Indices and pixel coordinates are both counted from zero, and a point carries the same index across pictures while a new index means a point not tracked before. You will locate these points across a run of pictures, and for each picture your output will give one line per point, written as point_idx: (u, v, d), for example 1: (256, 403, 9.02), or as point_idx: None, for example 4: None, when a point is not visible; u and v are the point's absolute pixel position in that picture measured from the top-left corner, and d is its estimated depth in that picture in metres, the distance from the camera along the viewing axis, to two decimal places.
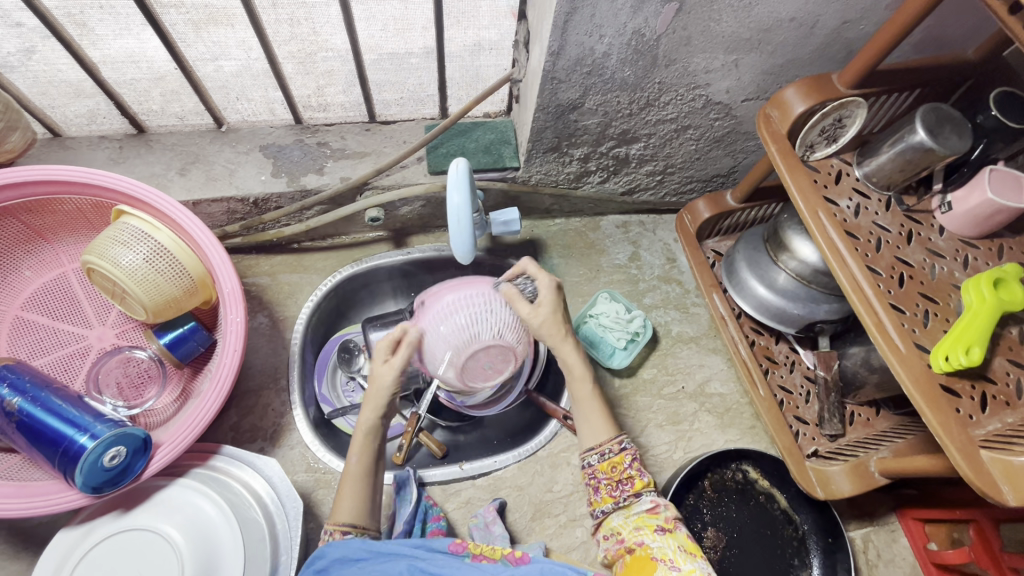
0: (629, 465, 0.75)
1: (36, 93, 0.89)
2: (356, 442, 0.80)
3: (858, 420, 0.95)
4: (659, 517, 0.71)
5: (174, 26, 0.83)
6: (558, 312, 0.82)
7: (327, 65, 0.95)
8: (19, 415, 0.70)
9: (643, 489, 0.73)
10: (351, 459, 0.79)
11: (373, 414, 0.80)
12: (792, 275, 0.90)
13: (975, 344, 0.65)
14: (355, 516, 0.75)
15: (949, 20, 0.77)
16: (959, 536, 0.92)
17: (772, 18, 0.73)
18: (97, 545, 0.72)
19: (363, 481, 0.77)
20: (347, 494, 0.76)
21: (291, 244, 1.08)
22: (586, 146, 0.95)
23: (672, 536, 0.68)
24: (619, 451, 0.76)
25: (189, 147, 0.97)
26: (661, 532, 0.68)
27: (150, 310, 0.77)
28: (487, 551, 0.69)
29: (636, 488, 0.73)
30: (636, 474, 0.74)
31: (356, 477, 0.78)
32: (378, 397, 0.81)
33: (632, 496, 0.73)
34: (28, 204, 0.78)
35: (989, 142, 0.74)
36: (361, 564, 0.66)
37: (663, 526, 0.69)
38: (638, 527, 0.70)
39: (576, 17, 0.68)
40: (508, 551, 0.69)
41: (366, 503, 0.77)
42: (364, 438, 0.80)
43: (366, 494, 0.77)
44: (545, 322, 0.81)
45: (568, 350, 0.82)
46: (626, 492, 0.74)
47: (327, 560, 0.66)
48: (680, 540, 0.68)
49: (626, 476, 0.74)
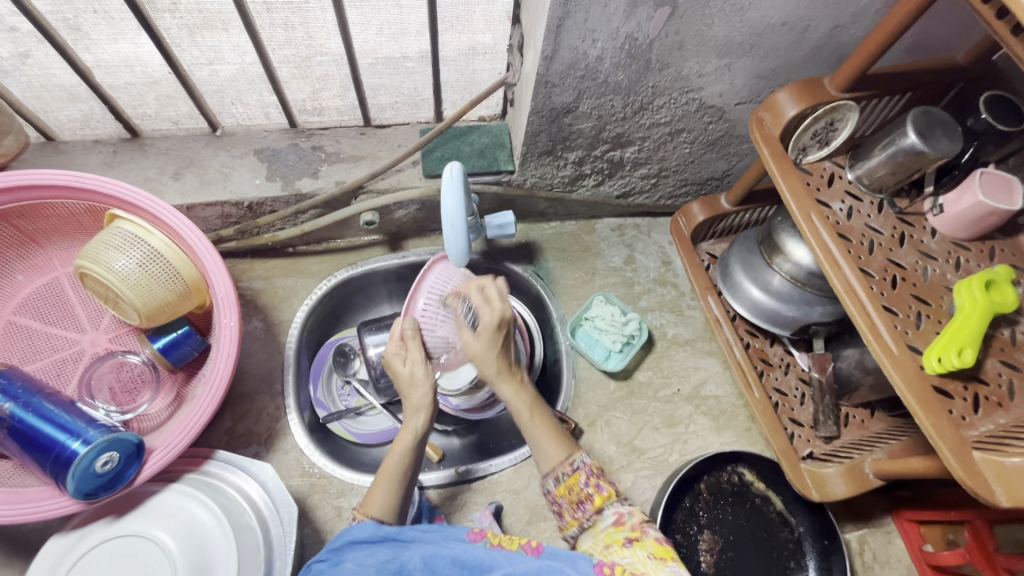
0: (586, 483, 0.74)
1: (29, 97, 0.89)
2: (400, 440, 0.79)
3: (853, 422, 0.96)
4: (625, 528, 0.69)
5: (167, 31, 0.83)
6: (496, 349, 0.82)
7: (321, 70, 0.94)
8: (10, 421, 0.70)
9: (605, 503, 0.72)
10: (392, 455, 0.78)
11: (420, 415, 0.79)
12: (786, 278, 0.90)
13: (967, 346, 0.65)
14: (384, 512, 0.73)
15: (939, 24, 0.77)
16: (954, 537, 0.92)
17: (764, 22, 0.73)
18: (90, 550, 0.71)
19: (401, 479, 0.76)
20: (382, 486, 0.75)
21: (286, 248, 1.08)
22: (581, 150, 0.95)
23: (641, 546, 0.65)
24: (574, 471, 0.75)
25: (184, 151, 0.97)
26: (628, 545, 0.66)
27: (143, 314, 0.76)
28: (504, 540, 0.66)
29: (597, 504, 0.72)
30: (595, 491, 0.74)
31: (393, 473, 0.76)
32: (418, 399, 0.81)
33: (595, 514, 0.72)
34: (21, 208, 0.77)
35: (979, 144, 0.75)
36: (374, 548, 0.65)
37: (630, 537, 0.67)
38: (606, 544, 0.68)
39: (570, 22, 0.68)
40: (523, 542, 0.66)
41: (398, 502, 0.75)
42: (408, 439, 0.79)
43: (398, 492, 0.75)
44: (482, 356, 0.82)
45: (503, 387, 0.81)
46: (588, 510, 0.73)
47: (342, 541, 0.66)
48: (649, 547, 0.65)
49: (585, 494, 0.74)
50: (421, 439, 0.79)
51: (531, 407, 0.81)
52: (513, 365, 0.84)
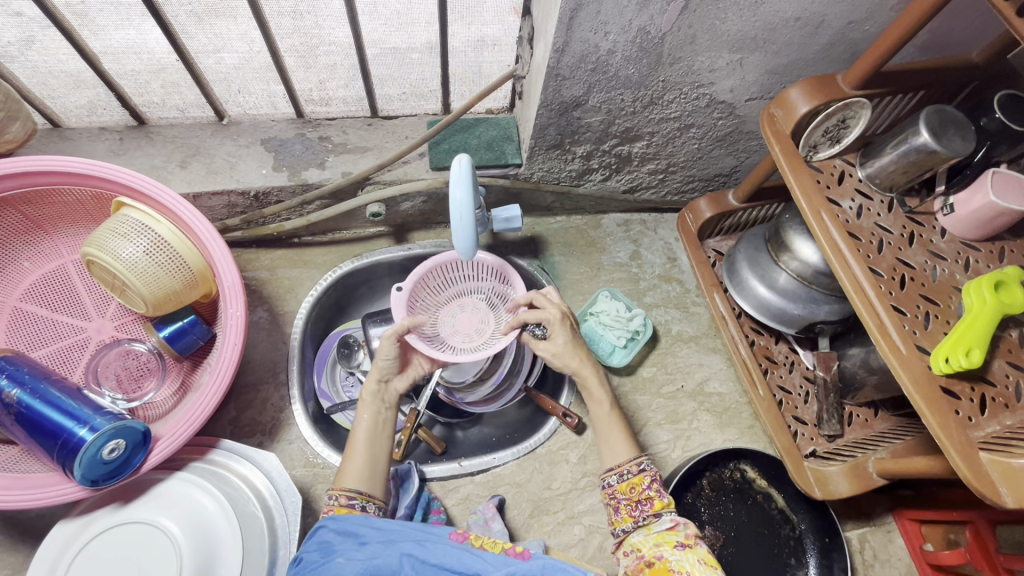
0: (649, 485, 0.75)
1: (36, 83, 0.89)
2: (360, 408, 0.82)
3: (857, 421, 0.96)
4: (678, 534, 0.70)
5: (175, 17, 0.84)
6: (574, 344, 0.83)
7: (328, 60, 0.97)
8: (18, 407, 0.70)
9: (664, 509, 0.73)
10: (356, 424, 0.80)
11: (372, 377, 0.83)
12: (793, 276, 0.90)
13: (975, 347, 0.65)
14: (361, 481, 0.76)
15: (955, 21, 0.77)
16: (955, 537, 0.92)
17: (778, 17, 0.73)
18: (96, 537, 0.72)
19: (368, 447, 0.78)
20: (353, 459, 0.77)
21: (292, 239, 1.08)
22: (589, 144, 0.95)
23: (692, 551, 0.67)
24: (639, 472, 0.76)
25: (189, 140, 0.96)
26: (680, 547, 0.68)
27: (150, 302, 0.76)
28: (488, 544, 0.69)
29: (656, 508, 0.73)
30: (655, 496, 0.74)
31: (360, 443, 0.79)
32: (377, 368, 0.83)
33: (652, 516, 0.73)
34: (27, 194, 0.77)
35: (992, 144, 0.74)
36: (362, 539, 0.67)
37: (683, 541, 0.68)
38: (657, 543, 0.69)
39: (582, 13, 0.67)
40: (509, 546, 0.69)
41: (371, 468, 0.77)
42: (364, 406, 0.82)
43: (368, 459, 0.78)
44: (563, 352, 0.82)
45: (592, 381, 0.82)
46: (645, 512, 0.74)
47: (328, 533, 0.68)
48: (699, 554, 0.67)
49: (646, 497, 0.74)
50: (378, 402, 0.83)
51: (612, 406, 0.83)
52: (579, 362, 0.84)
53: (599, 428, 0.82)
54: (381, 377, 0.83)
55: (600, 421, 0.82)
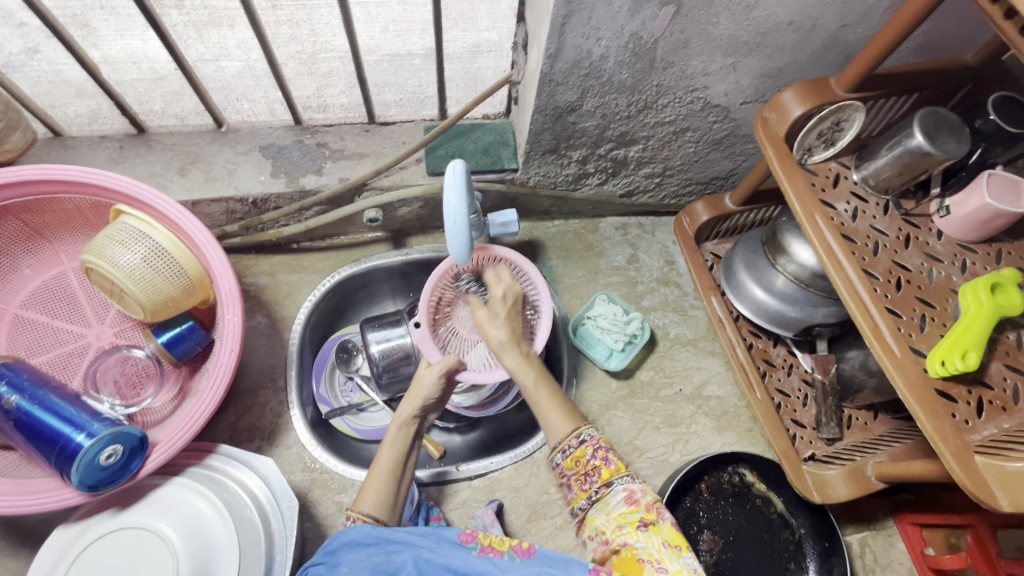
0: (593, 455, 0.71)
1: (37, 92, 0.90)
2: (388, 433, 0.81)
3: (856, 424, 0.95)
4: (639, 509, 0.66)
5: (173, 27, 0.84)
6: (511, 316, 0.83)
7: (327, 67, 0.95)
8: (17, 413, 0.70)
9: (613, 477, 0.69)
10: (383, 450, 0.79)
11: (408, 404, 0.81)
12: (789, 278, 0.89)
13: (971, 349, 0.64)
14: (377, 508, 0.74)
15: (947, 24, 0.77)
16: (956, 541, 0.93)
17: (770, 21, 0.73)
18: (94, 542, 0.72)
19: (392, 472, 0.77)
20: (374, 483, 0.76)
21: (290, 245, 1.08)
22: (584, 148, 0.95)
23: (656, 531, 0.64)
24: (579, 445, 0.72)
25: (189, 147, 0.97)
26: (644, 528, 0.64)
27: (148, 309, 0.77)
28: (496, 542, 0.67)
29: (604, 478, 0.70)
30: (602, 464, 0.70)
31: (385, 467, 0.77)
32: (420, 392, 0.82)
33: (602, 487, 0.69)
34: (28, 203, 0.78)
35: (987, 146, 0.73)
36: (368, 548, 0.66)
37: (645, 520, 0.65)
38: (620, 526, 0.65)
39: (574, 20, 0.68)
40: (514, 543, 0.67)
41: (389, 496, 0.76)
42: (395, 428, 0.81)
43: (390, 486, 0.76)
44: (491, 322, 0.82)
45: (508, 357, 0.80)
46: (595, 483, 0.70)
47: (337, 543, 0.67)
48: (664, 533, 0.64)
49: (591, 467, 0.70)
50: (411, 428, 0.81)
51: (537, 376, 0.79)
52: (521, 336, 0.83)
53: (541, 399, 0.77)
54: (416, 409, 0.81)
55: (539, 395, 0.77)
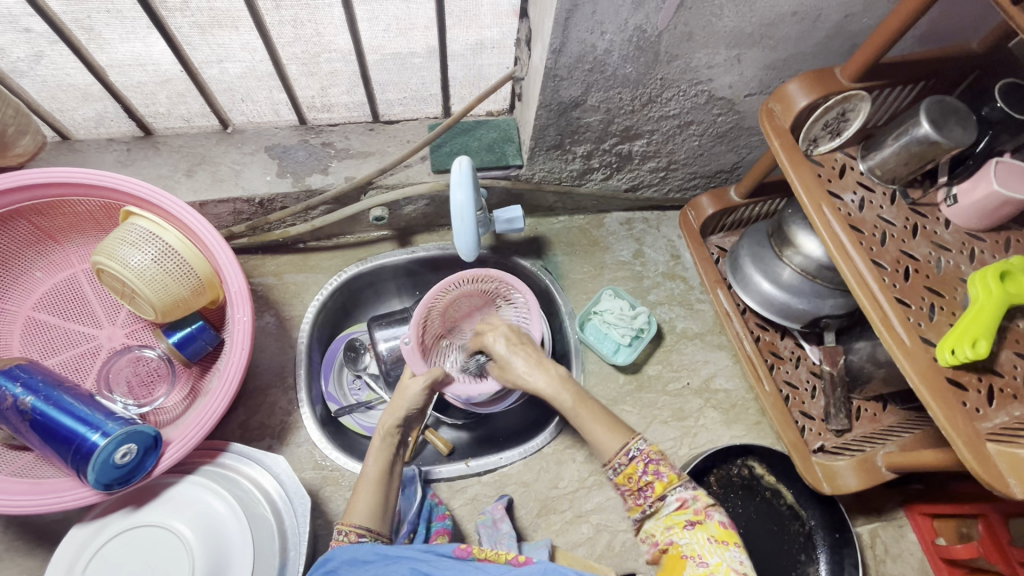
0: (644, 471, 0.68)
1: (45, 97, 0.90)
2: (371, 446, 0.81)
3: (865, 415, 0.95)
4: (687, 512, 0.66)
5: (179, 29, 0.84)
6: (525, 348, 0.84)
7: (331, 66, 0.95)
8: (32, 414, 0.71)
9: (667, 489, 0.67)
10: (368, 462, 0.80)
11: (390, 414, 0.83)
12: (796, 271, 0.89)
13: (981, 337, 0.64)
14: (368, 518, 0.74)
15: (951, 12, 0.76)
16: (968, 531, 0.92)
17: (774, 12, 0.73)
18: (111, 540, 0.73)
19: (379, 483, 0.78)
20: (362, 496, 0.76)
21: (297, 244, 1.09)
22: (589, 143, 0.95)
23: (702, 528, 0.64)
24: (629, 461, 0.69)
25: (195, 149, 0.98)
26: (690, 527, 0.64)
27: (159, 310, 0.78)
28: (492, 555, 0.68)
29: (658, 492, 0.67)
30: (654, 478, 0.68)
31: (371, 479, 0.78)
32: (402, 402, 0.84)
33: (657, 501, 0.67)
34: (39, 205, 0.79)
35: (994, 133, 0.73)
36: (368, 565, 0.66)
37: (692, 519, 0.65)
38: (668, 527, 0.66)
39: (578, 14, 0.68)
40: (512, 556, 0.68)
41: (380, 506, 0.76)
42: (379, 441, 0.82)
43: (380, 497, 0.77)
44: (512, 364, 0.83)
45: (542, 381, 0.80)
46: (649, 497, 0.68)
47: (336, 562, 0.67)
48: (711, 530, 0.64)
49: (644, 483, 0.68)
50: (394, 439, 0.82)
51: (571, 398, 0.77)
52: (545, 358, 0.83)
53: (584, 417, 0.75)
54: (399, 419, 0.83)
55: (581, 412, 0.76)
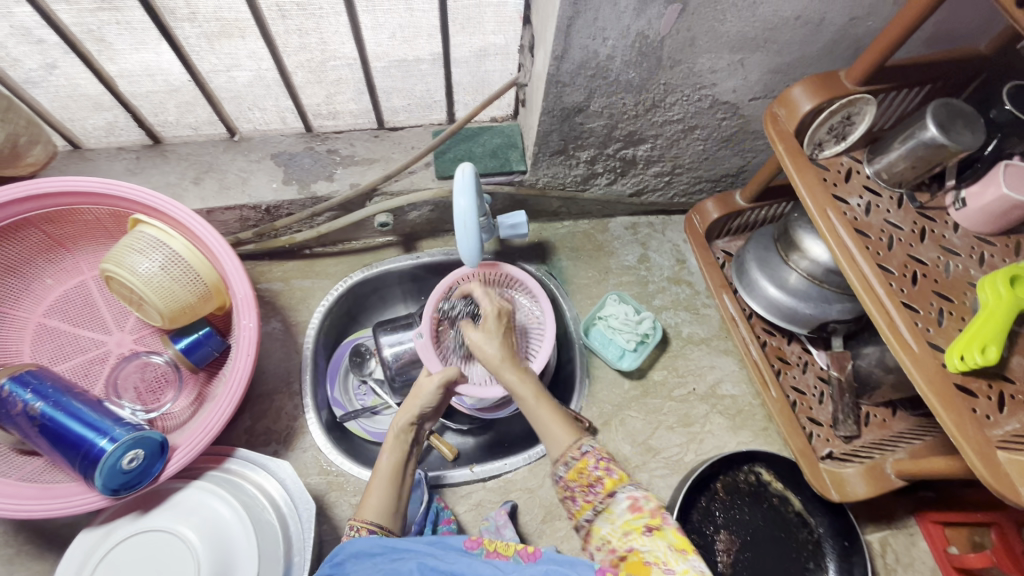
0: (596, 467, 0.71)
1: (56, 107, 0.91)
2: (386, 442, 0.82)
3: (874, 421, 0.94)
4: (644, 515, 0.65)
5: (187, 40, 0.85)
6: (505, 339, 0.83)
7: (337, 74, 0.95)
8: (40, 420, 0.72)
9: (616, 487, 0.69)
10: (381, 458, 0.81)
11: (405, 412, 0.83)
12: (803, 275, 0.89)
13: (990, 343, 0.63)
14: (379, 515, 0.75)
15: (958, 14, 0.76)
16: (980, 539, 0.91)
17: (778, 16, 0.72)
18: (118, 544, 0.74)
19: (388, 482, 0.78)
20: (374, 493, 0.77)
21: (302, 250, 1.10)
22: (593, 148, 0.95)
23: (661, 535, 0.62)
24: (582, 456, 0.72)
25: (204, 156, 1.00)
26: (649, 533, 0.63)
27: (166, 316, 0.79)
28: (502, 547, 0.67)
29: (609, 488, 0.69)
30: (604, 474, 0.70)
31: (383, 476, 0.79)
32: (415, 402, 0.84)
33: (607, 498, 0.69)
34: (49, 214, 0.80)
35: (1003, 136, 0.72)
36: (375, 558, 0.66)
37: (650, 525, 0.64)
38: (626, 532, 0.65)
39: (579, 21, 0.68)
40: (521, 547, 0.66)
41: (391, 504, 0.77)
42: (393, 437, 0.82)
43: (392, 494, 0.77)
44: (483, 345, 0.81)
45: (507, 374, 0.80)
46: (599, 494, 0.70)
47: (343, 555, 0.67)
48: (670, 538, 0.62)
49: (595, 478, 0.70)
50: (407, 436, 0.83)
51: (530, 393, 0.79)
52: (516, 354, 0.83)
53: (538, 414, 0.77)
54: (415, 417, 0.83)
55: (536, 410, 0.77)
